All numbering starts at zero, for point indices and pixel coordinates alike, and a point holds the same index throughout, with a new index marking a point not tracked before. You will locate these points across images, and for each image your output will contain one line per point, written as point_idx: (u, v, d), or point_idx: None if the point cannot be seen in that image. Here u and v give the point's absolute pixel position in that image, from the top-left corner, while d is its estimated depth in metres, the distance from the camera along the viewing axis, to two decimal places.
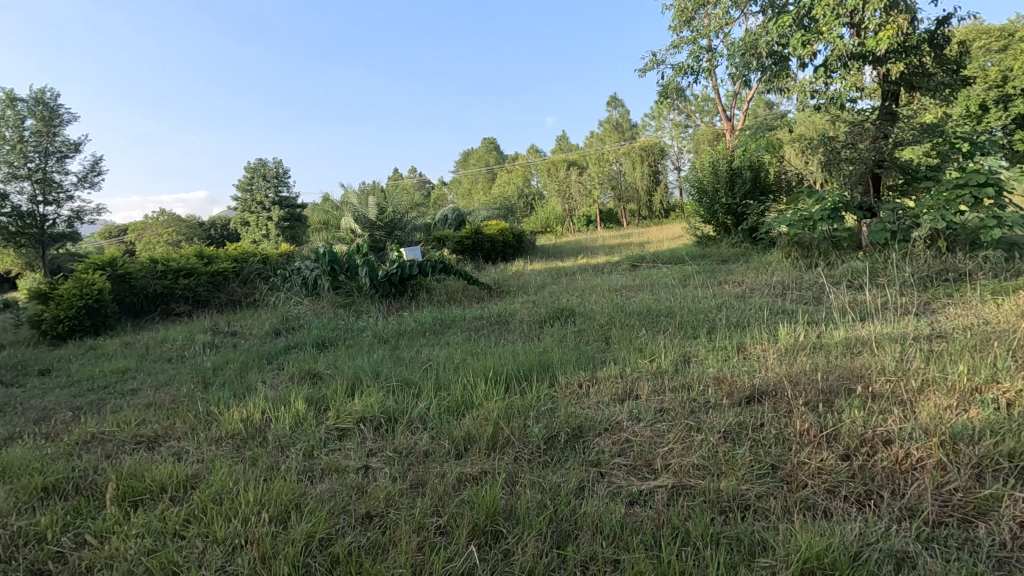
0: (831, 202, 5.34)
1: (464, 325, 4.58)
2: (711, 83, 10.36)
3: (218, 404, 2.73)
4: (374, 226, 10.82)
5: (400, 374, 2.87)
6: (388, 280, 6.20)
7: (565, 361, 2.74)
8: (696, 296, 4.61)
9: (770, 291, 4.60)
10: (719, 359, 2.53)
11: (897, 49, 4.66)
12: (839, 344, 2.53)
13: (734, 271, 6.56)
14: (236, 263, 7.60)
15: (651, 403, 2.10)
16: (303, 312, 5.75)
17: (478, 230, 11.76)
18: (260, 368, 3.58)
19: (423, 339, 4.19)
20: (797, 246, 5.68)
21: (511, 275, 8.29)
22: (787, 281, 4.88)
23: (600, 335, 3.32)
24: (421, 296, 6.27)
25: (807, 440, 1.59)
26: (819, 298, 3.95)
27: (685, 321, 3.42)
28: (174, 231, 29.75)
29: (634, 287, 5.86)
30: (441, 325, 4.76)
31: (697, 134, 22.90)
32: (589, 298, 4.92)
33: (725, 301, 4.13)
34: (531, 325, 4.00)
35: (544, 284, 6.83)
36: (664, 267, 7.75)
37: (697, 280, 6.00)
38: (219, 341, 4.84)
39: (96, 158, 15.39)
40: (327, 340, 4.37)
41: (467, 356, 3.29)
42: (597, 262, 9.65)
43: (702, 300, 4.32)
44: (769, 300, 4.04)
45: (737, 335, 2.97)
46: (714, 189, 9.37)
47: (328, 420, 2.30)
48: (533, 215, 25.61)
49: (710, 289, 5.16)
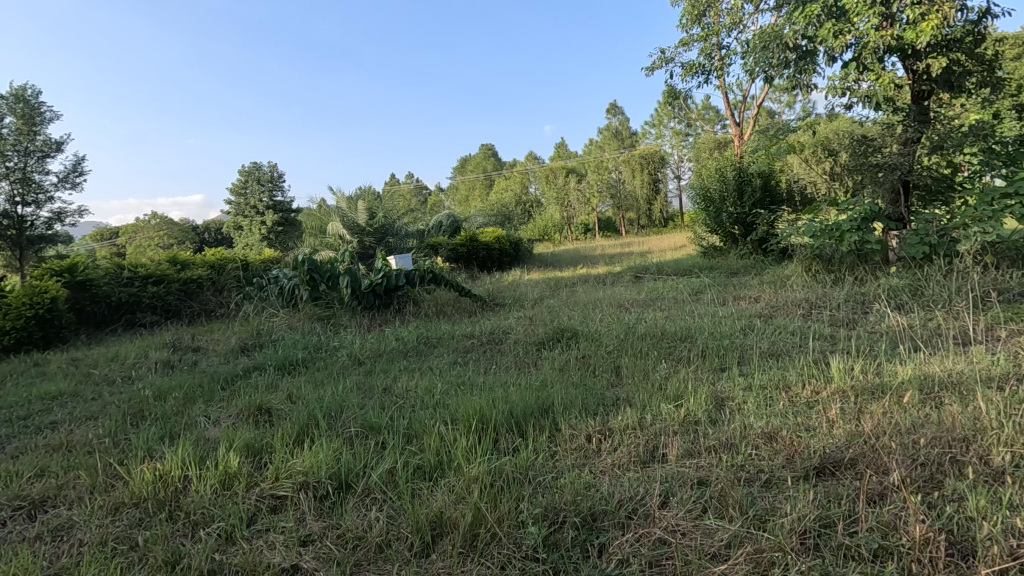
0: (861, 211, 4.81)
1: (452, 345, 4.05)
2: (718, 87, 9.89)
3: (138, 449, 2.20)
4: (363, 232, 10.31)
5: (365, 415, 2.35)
6: (372, 290, 5.73)
7: (568, 403, 2.21)
8: (713, 315, 4.10)
9: (796, 311, 4.08)
10: (763, 406, 2.01)
11: (938, 43, 4.16)
12: (913, 389, 2.02)
13: (747, 285, 6.07)
14: (211, 270, 7.06)
15: (683, 472, 1.58)
16: (276, 326, 5.22)
17: (473, 237, 11.26)
18: (209, 397, 3.06)
19: (405, 361, 3.67)
20: (819, 259, 5.19)
21: (507, 286, 7.77)
22: (814, 299, 4.37)
23: (608, 365, 2.79)
24: (408, 309, 5.75)
25: (934, 560, 1.08)
26: (859, 321, 3.45)
27: (708, 348, 2.91)
28: (164, 234, 29.16)
29: (641, 303, 5.35)
30: (426, 343, 4.24)
31: (698, 142, 22.53)
32: (592, 316, 4.40)
33: (749, 323, 3.62)
34: (527, 348, 3.48)
35: (542, 297, 6.31)
36: (671, 280, 7.24)
37: (709, 297, 5.49)
38: (176, 358, 4.30)
39: (79, 159, 14.85)
40: (295, 361, 3.85)
41: (452, 388, 2.77)
42: (597, 273, 9.15)
43: (722, 321, 3.81)
44: (801, 323, 3.53)
45: (776, 369, 2.45)
46: (722, 197, 8.90)
47: (262, 484, 1.78)
48: (531, 222, 25.14)
49: (726, 306, 4.65)
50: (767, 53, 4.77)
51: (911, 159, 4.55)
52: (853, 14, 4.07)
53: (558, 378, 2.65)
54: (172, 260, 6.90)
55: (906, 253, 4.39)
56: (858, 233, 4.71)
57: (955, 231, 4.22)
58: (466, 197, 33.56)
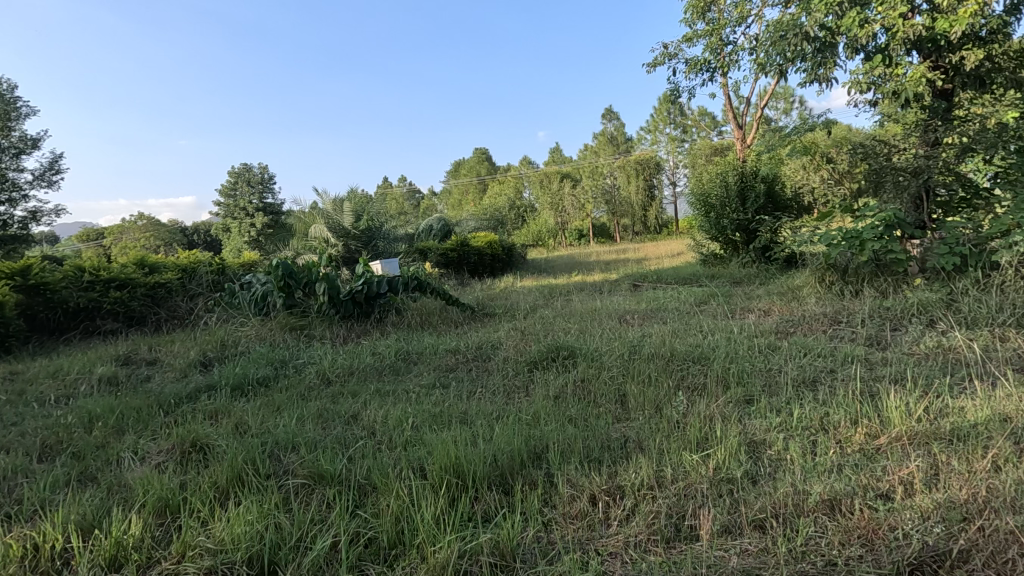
0: (884, 217, 4.38)
1: (436, 362, 3.63)
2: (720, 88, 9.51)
3: (25, 504, 1.75)
4: (349, 235, 9.87)
5: (317, 458, 1.92)
6: (352, 298, 5.29)
7: (566, 450, 1.80)
8: (724, 331, 3.71)
9: (818, 328, 3.68)
10: (811, 459, 1.60)
11: (971, 34, 3.80)
12: (997, 436, 1.62)
13: (754, 297, 5.69)
14: (181, 274, 6.58)
15: (725, 564, 1.17)
16: (244, 337, 4.77)
17: (464, 241, 10.84)
18: (144, 425, 2.60)
19: (379, 382, 3.24)
20: (833, 270, 4.84)
21: (498, 294, 7.36)
22: (835, 315, 3.98)
23: (613, 394, 2.38)
24: (389, 319, 5.32)
25: None
26: (892, 342, 3.07)
27: (728, 374, 2.50)
28: (150, 235, 28.50)
29: (642, 315, 4.94)
30: (406, 360, 3.81)
31: (695, 148, 22.26)
32: (590, 330, 3.99)
33: (768, 341, 3.22)
34: (519, 370, 3.06)
35: (535, 307, 5.90)
36: (672, 289, 6.84)
37: (716, 309, 5.08)
38: (126, 373, 3.84)
39: (56, 156, 14.35)
40: (256, 380, 3.40)
41: (427, 419, 2.34)
42: (594, 281, 8.76)
43: (736, 338, 3.41)
44: (826, 342, 3.14)
45: (814, 403, 2.05)
46: (723, 203, 8.54)
47: (163, 564, 1.35)
48: (525, 228, 24.79)
49: (737, 321, 4.25)
50: (782, 45, 4.41)
51: (936, 161, 4.21)
52: (878, 0, 3.70)
53: (553, 410, 2.23)
54: (138, 263, 6.41)
55: (933, 264, 4.02)
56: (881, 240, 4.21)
57: (988, 241, 3.85)
58: (459, 202, 33.14)
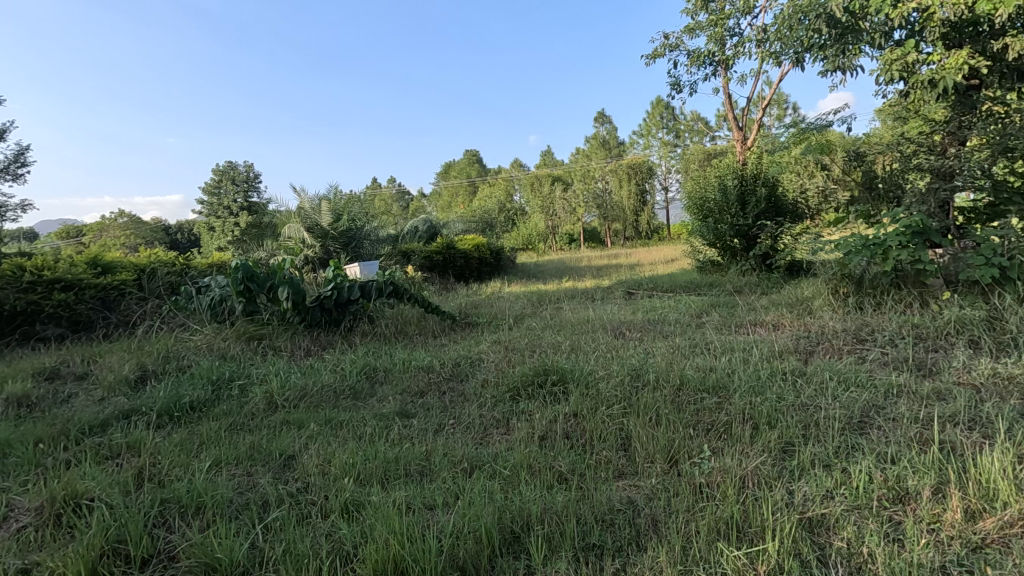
0: (910, 222, 3.88)
1: (406, 383, 3.14)
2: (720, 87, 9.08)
3: None
4: (328, 235, 9.32)
5: (219, 534, 1.42)
6: (320, 306, 4.78)
7: (554, 534, 1.32)
8: (737, 350, 3.25)
9: (843, 348, 3.24)
10: (902, 561, 1.14)
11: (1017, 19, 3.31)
12: None
13: (759, 308, 5.27)
14: (138, 274, 5.98)
15: None
16: (195, 348, 4.23)
17: (450, 244, 10.33)
18: (26, 466, 2.07)
19: (335, 408, 2.74)
20: (849, 281, 4.42)
21: (483, 300, 6.88)
22: (859, 332, 3.55)
23: (613, 441, 1.90)
24: (361, 329, 4.83)
25: None
26: (936, 368, 2.63)
27: (756, 411, 2.03)
28: (130, 232, 27.58)
29: (640, 328, 4.47)
30: (372, 380, 3.31)
31: (687, 153, 21.94)
32: (583, 347, 3.51)
33: (792, 364, 2.77)
34: (499, 399, 2.57)
35: (522, 317, 5.42)
36: (669, 298, 6.41)
37: (721, 322, 4.63)
38: (46, 392, 3.30)
39: (22, 148, 13.66)
40: (191, 404, 2.87)
41: (378, 469, 1.85)
42: (586, 287, 8.30)
43: (751, 359, 2.96)
44: (858, 367, 2.70)
45: (875, 462, 1.59)
46: (722, 207, 8.12)
47: None
48: (515, 231, 24.33)
49: (747, 337, 3.80)
50: (800, 30, 3.99)
51: (970, 163, 3.79)
52: None
53: (538, 460, 1.75)
54: (88, 261, 5.80)
55: (966, 278, 3.61)
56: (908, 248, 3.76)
57: None
58: (449, 204, 32.66)
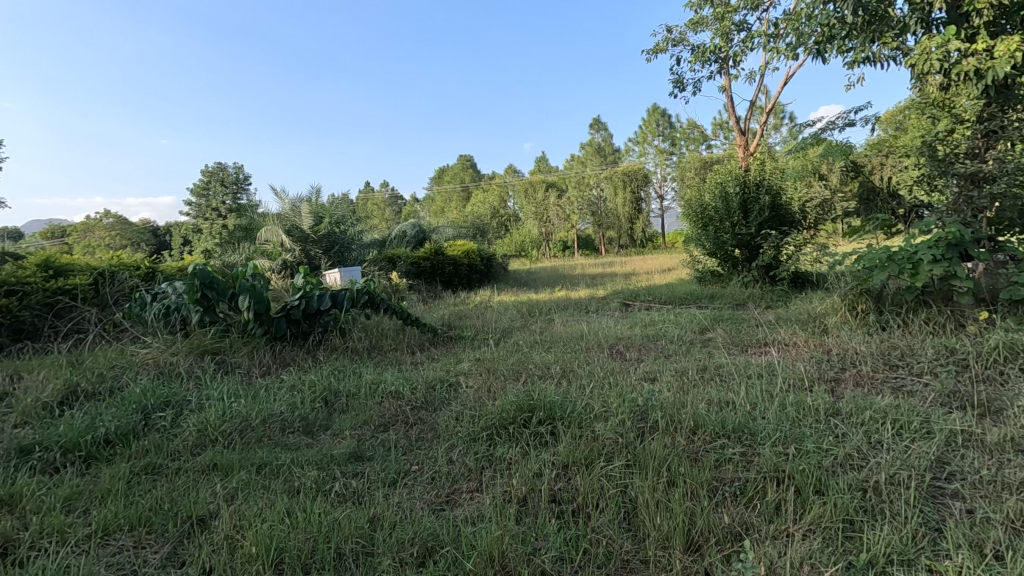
0: (944, 234, 3.39)
1: (369, 413, 2.68)
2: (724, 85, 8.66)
3: None
4: (309, 239, 8.84)
5: None
6: (286, 317, 4.29)
7: None
8: (754, 378, 2.82)
9: (876, 376, 2.81)
10: None
11: None
12: None
13: (767, 324, 4.86)
14: (98, 275, 5.28)
15: None
16: (139, 364, 3.73)
17: (438, 250, 9.89)
18: None
19: (278, 445, 2.29)
20: (870, 297, 4.00)
21: (470, 310, 6.44)
22: (890, 356, 3.13)
23: (613, 514, 1.45)
24: (331, 342, 4.36)
25: None
26: (996, 407, 2.20)
27: (797, 469, 1.59)
28: (116, 233, 26.85)
29: (640, 346, 4.04)
30: (332, 407, 2.85)
31: (683, 161, 21.66)
32: (576, 371, 3.06)
33: (824, 398, 2.34)
34: (474, 441, 2.13)
35: (510, 330, 4.97)
36: (667, 311, 6.00)
37: (729, 341, 4.20)
38: None
39: None
40: (106, 437, 2.37)
41: (307, 553, 1.40)
42: (579, 297, 7.88)
43: (773, 391, 2.52)
44: (903, 402, 2.27)
45: (975, 567, 1.16)
46: (723, 215, 7.74)
47: None
48: (507, 237, 23.96)
49: (762, 360, 3.37)
50: (821, 16, 3.57)
51: (1012, 167, 3.39)
52: None
53: (514, 550, 1.32)
54: (38, 264, 5.07)
55: (1009, 297, 3.21)
56: (944, 261, 3.36)
57: None
58: (441, 209, 32.27)
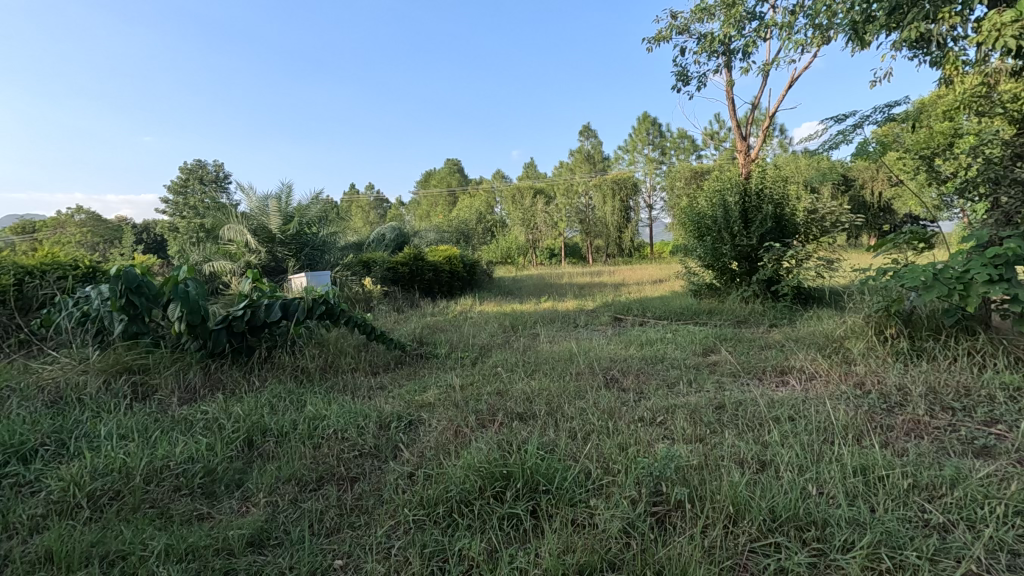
0: (1003, 249, 2.86)
1: (299, 466, 2.06)
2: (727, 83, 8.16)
3: None
4: (276, 240, 8.15)
5: None
6: (226, 330, 3.63)
7: None
8: (788, 426, 2.25)
9: (934, 423, 2.28)
10: None
11: None
12: None
13: (777, 347, 4.33)
14: (23, 275, 4.47)
15: None
16: (37, 385, 3.07)
17: (417, 255, 9.28)
18: None
19: (158, 519, 1.67)
20: (901, 322, 3.49)
21: (447, 322, 5.85)
22: (943, 395, 2.59)
23: None
24: (279, 360, 3.73)
25: None
26: None
27: None
28: (89, 229, 25.76)
29: (638, 372, 3.49)
30: (255, 453, 2.24)
31: (673, 170, 21.39)
32: (565, 411, 2.47)
33: (893, 461, 1.78)
34: (426, 524, 1.53)
35: (488, 348, 4.38)
36: (663, 327, 5.47)
37: (739, 367, 3.64)
38: None
39: None
40: None
41: None
42: (567, 308, 7.35)
43: (821, 450, 1.95)
44: (995, 470, 1.73)
45: None
46: (722, 225, 7.22)
47: None
48: (493, 243, 23.43)
49: (787, 396, 2.81)
50: None
51: None
52: None
53: None
54: None
55: None
56: (1003, 282, 2.84)
57: None
58: (427, 213, 31.75)
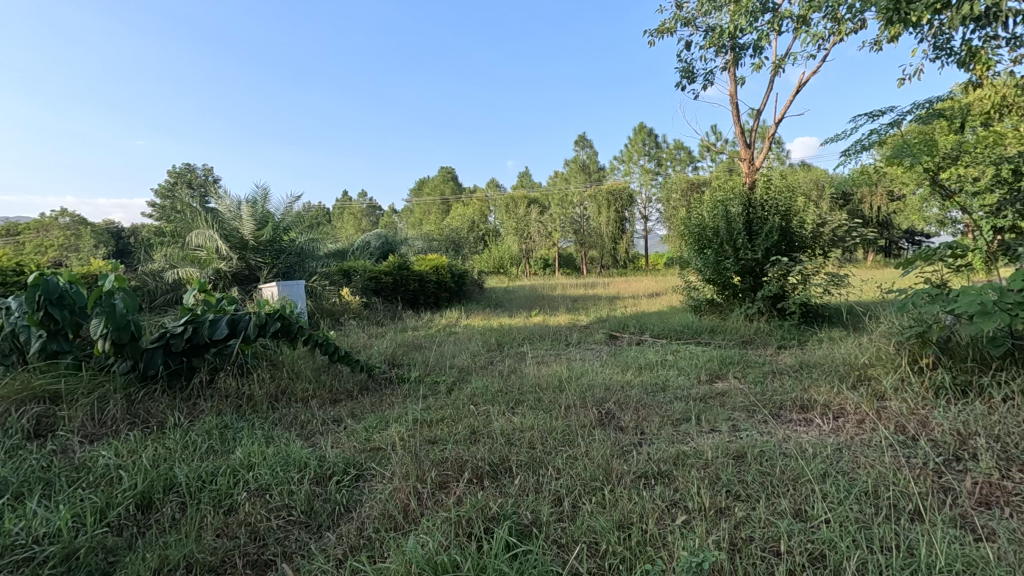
0: None
1: (195, 545, 1.56)
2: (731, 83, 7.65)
3: None
4: (249, 246, 7.54)
5: None
6: (162, 348, 3.12)
7: None
8: (831, 492, 1.77)
9: (1012, 489, 1.82)
10: None
11: None
12: None
13: (791, 375, 3.85)
14: None
15: None
16: None
17: (401, 264, 8.78)
18: None
19: None
20: (940, 351, 3.03)
21: (426, 338, 5.35)
22: (1010, 446, 2.13)
23: None
24: (222, 385, 3.21)
25: None
26: None
27: None
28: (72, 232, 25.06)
29: (637, 407, 3.00)
30: (148, 523, 1.72)
31: (670, 181, 21.07)
32: (548, 467, 1.98)
33: (994, 564, 1.30)
34: None
35: (467, 372, 3.88)
36: (663, 349, 4.99)
37: (753, 401, 3.16)
38: None
39: None
40: None
41: None
42: (558, 323, 6.87)
43: (885, 538, 1.47)
44: None
45: None
46: (724, 237, 6.77)
47: None
48: (486, 253, 22.94)
49: (819, 443, 2.33)
50: None
51: None
52: None
53: None
54: None
55: None
56: None
57: None
58: (419, 221, 31.31)
